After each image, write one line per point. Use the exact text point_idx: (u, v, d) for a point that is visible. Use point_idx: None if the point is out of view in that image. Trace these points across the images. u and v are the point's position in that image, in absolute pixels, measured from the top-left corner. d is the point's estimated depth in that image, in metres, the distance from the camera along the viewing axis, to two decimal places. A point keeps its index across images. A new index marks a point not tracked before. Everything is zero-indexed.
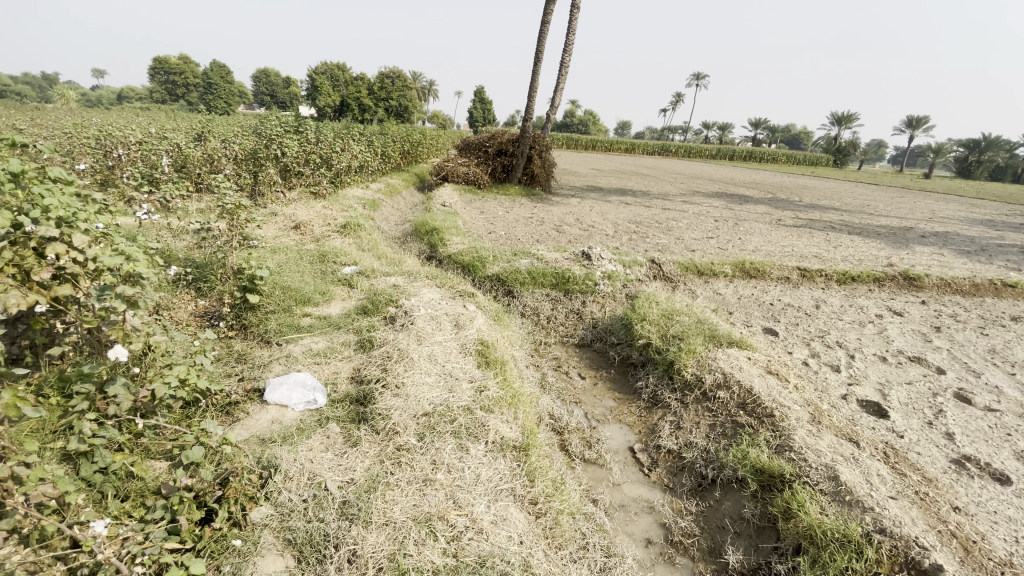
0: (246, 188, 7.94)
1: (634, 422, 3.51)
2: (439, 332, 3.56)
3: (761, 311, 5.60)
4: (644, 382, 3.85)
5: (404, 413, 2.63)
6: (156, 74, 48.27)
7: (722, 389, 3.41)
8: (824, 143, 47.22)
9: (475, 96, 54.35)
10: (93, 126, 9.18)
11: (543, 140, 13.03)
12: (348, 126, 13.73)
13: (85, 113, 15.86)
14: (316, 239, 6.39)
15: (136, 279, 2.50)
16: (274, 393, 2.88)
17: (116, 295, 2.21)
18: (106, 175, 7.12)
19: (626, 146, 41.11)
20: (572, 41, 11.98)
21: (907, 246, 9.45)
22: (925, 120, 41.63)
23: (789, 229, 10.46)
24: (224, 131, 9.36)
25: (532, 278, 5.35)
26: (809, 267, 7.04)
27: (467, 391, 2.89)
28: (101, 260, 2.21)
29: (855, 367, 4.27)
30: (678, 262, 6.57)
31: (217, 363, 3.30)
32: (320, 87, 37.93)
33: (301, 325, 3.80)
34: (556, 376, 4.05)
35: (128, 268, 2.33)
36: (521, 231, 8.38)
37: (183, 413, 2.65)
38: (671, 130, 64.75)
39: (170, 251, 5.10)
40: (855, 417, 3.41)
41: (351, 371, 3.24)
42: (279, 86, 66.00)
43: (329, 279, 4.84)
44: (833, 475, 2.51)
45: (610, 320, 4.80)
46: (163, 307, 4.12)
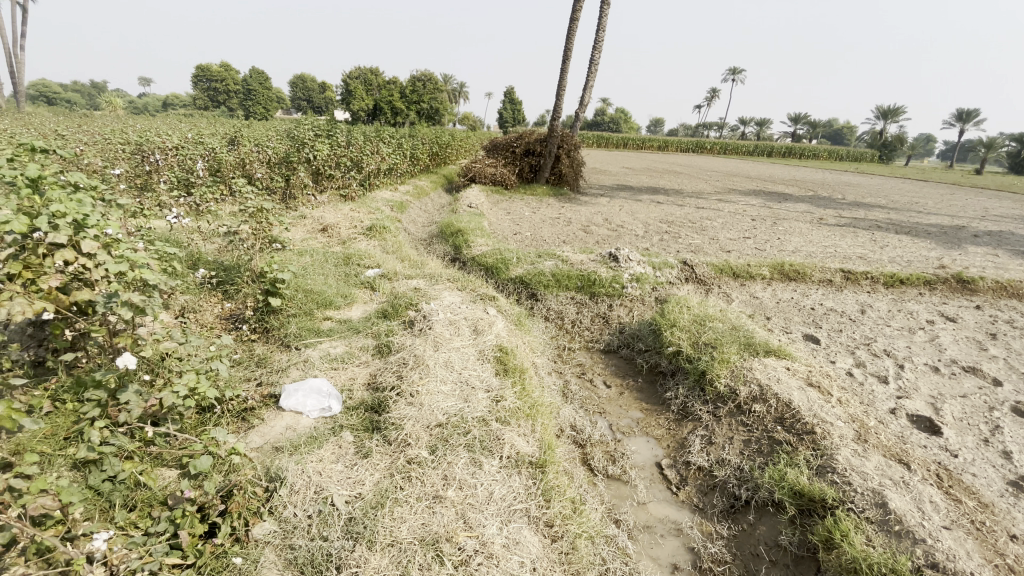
0: (277, 192, 8.09)
1: (662, 435, 3.32)
2: (457, 337, 3.46)
3: (800, 316, 5.28)
4: (673, 393, 3.65)
5: (417, 424, 2.53)
6: (200, 82, 50.30)
7: (758, 403, 3.19)
8: (869, 138, 45.06)
9: (505, 97, 54.40)
10: (136, 132, 9.58)
11: (572, 139, 12.83)
12: (379, 128, 13.90)
13: (135, 121, 16.59)
14: (342, 242, 6.42)
15: (146, 285, 2.46)
16: (289, 400, 2.85)
17: (124, 302, 2.17)
18: (145, 180, 7.38)
19: (659, 144, 40.33)
20: (602, 37, 11.75)
21: (959, 246, 8.83)
22: (978, 114, 39.22)
23: (830, 228, 9.94)
24: (257, 136, 9.59)
25: (556, 281, 5.21)
26: (852, 269, 6.63)
27: (484, 401, 2.78)
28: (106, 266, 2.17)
29: (904, 378, 3.93)
30: (712, 263, 6.28)
31: (237, 367, 3.30)
32: (354, 91, 38.87)
33: (321, 329, 3.77)
34: (579, 384, 3.90)
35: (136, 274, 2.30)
36: (547, 232, 8.23)
37: (199, 420, 2.65)
38: (704, 127, 63.17)
39: (200, 254, 5.20)
40: (904, 432, 3.11)
41: (367, 377, 3.17)
42: (315, 91, 67.80)
43: (352, 281, 4.82)
44: (881, 501, 2.27)
45: (638, 326, 4.61)
46: (190, 310, 4.19)
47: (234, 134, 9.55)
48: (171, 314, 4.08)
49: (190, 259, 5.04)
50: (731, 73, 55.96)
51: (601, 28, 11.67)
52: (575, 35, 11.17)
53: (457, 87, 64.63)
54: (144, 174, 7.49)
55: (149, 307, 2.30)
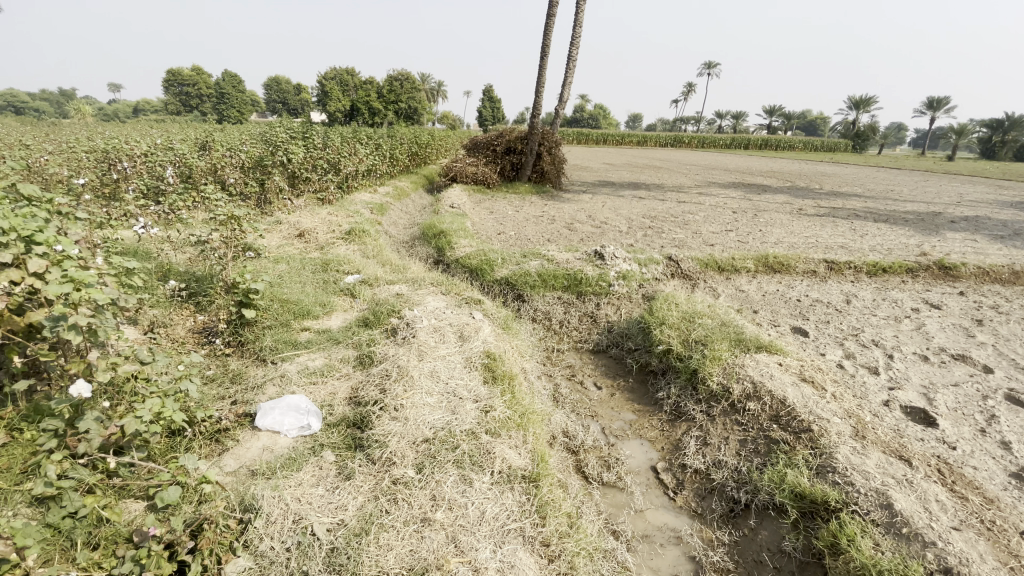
0: (252, 197, 7.83)
1: (656, 437, 3.24)
2: (443, 345, 3.33)
3: (788, 308, 5.26)
4: (665, 393, 3.57)
5: (402, 440, 2.40)
6: (170, 86, 49.03)
7: (752, 401, 3.13)
8: (842, 128, 46.01)
9: (483, 95, 54.16)
10: (101, 139, 9.23)
11: (553, 136, 12.74)
12: (356, 129, 13.62)
13: (102, 128, 16.05)
14: (320, 247, 6.22)
15: (99, 308, 2.24)
16: (265, 419, 2.70)
17: (72, 325, 1.95)
18: (113, 189, 7.07)
19: (638, 138, 40.50)
20: (579, 33, 11.68)
21: (937, 232, 8.97)
22: (946, 101, 40.30)
23: (811, 219, 10.03)
24: (229, 140, 9.28)
25: (542, 281, 5.09)
26: (836, 259, 6.65)
27: (472, 412, 2.66)
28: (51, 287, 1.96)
29: (895, 369, 3.93)
30: (697, 258, 6.24)
31: (210, 385, 3.13)
32: (330, 92, 38.33)
33: (298, 341, 3.60)
34: (570, 387, 3.79)
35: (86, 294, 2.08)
36: (531, 231, 8.13)
37: (168, 444, 2.49)
38: (683, 121, 63.68)
39: (170, 264, 4.97)
40: (899, 426, 3.08)
41: (349, 391, 3.02)
42: (290, 93, 66.71)
43: (331, 289, 4.65)
44: (886, 502, 2.21)
45: (626, 324, 4.53)
46: (160, 325, 3.98)
47: (205, 138, 9.23)
48: (139, 329, 3.87)
49: (159, 270, 4.80)
50: (707, 67, 56.57)
51: (578, 24, 11.59)
52: (553, 31, 11.07)
53: (435, 86, 64.16)
54: (111, 183, 7.18)
55: (102, 329, 2.09)
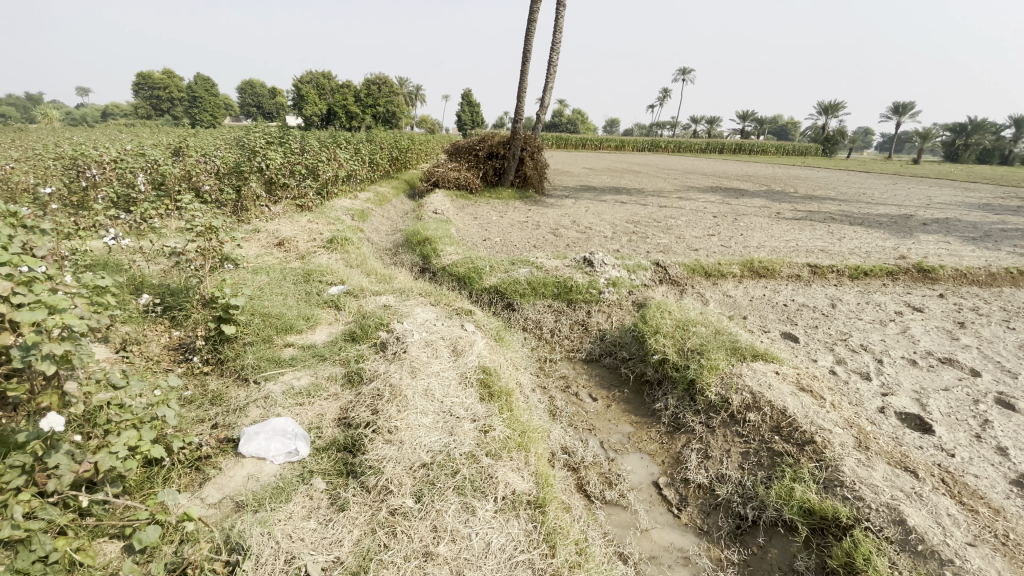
0: (228, 205, 7.57)
1: (656, 451, 3.16)
2: (436, 360, 3.21)
3: (776, 313, 5.27)
4: (662, 403, 3.51)
5: (398, 466, 2.28)
6: (140, 89, 47.68)
7: (753, 411, 3.09)
8: (813, 132, 47.29)
9: (462, 100, 54.08)
10: (66, 145, 8.82)
11: (535, 141, 12.70)
12: (335, 134, 13.36)
13: (68, 133, 15.55)
14: (301, 256, 6.03)
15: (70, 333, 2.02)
16: (249, 445, 2.54)
17: (45, 355, 1.75)
18: (80, 198, 6.76)
19: (618, 142, 40.90)
20: (559, 39, 11.69)
21: (911, 235, 9.20)
22: (911, 106, 41.83)
23: (790, 222, 10.20)
24: (203, 145, 8.98)
25: (532, 289, 5.00)
26: (819, 263, 6.73)
27: (471, 432, 2.54)
28: (20, 314, 1.75)
29: (886, 374, 3.95)
30: (685, 264, 6.23)
31: (189, 407, 2.96)
32: (306, 96, 37.75)
33: (282, 359, 3.43)
34: (565, 399, 3.70)
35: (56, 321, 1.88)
36: (517, 237, 8.05)
37: (144, 475, 2.32)
38: (659, 125, 64.58)
39: (143, 276, 4.72)
40: (897, 434, 3.09)
41: (338, 412, 2.87)
42: (265, 97, 65.50)
43: (314, 301, 4.47)
44: (899, 518, 2.22)
45: (619, 332, 4.46)
46: (133, 342, 3.77)
47: (178, 143, 8.90)
48: (110, 348, 3.64)
49: (131, 283, 4.56)
50: (682, 73, 57.65)
51: (558, 29, 11.60)
52: (534, 37, 11.06)
53: (413, 90, 63.88)
54: (79, 191, 6.85)
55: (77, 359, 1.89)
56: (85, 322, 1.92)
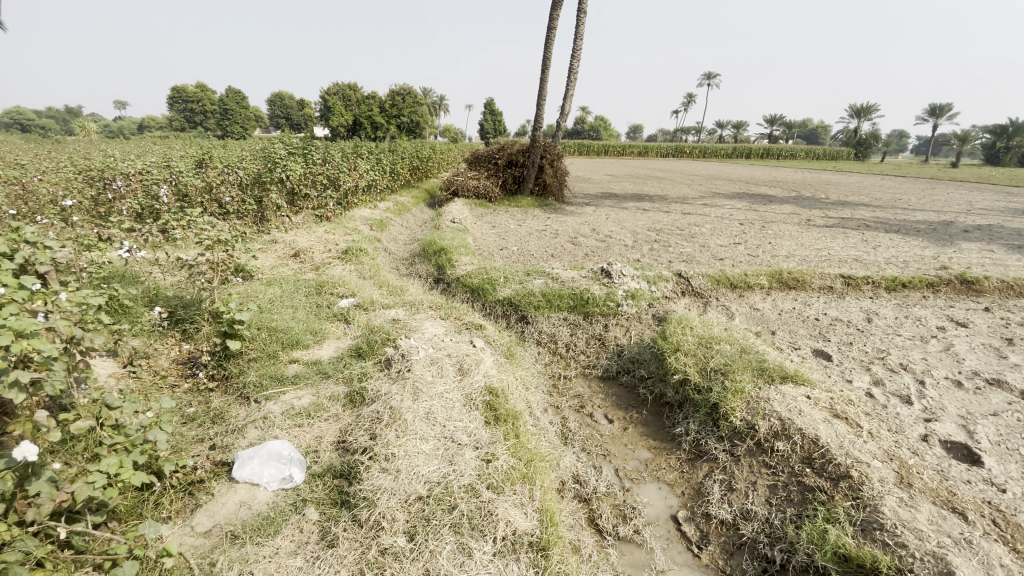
0: (248, 216, 7.64)
1: (675, 480, 2.94)
2: (440, 380, 3.06)
3: (806, 328, 4.96)
4: (683, 428, 3.28)
5: (392, 499, 2.14)
6: (176, 103, 49.53)
7: (781, 441, 2.86)
8: (844, 135, 45.93)
9: (485, 108, 54.49)
10: (98, 157, 9.08)
11: (555, 148, 12.55)
12: (357, 143, 13.48)
13: (105, 145, 16.23)
14: (316, 267, 5.99)
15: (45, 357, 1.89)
16: (242, 470, 2.42)
17: (12, 383, 1.62)
18: (107, 209, 6.90)
19: (640, 148, 40.56)
20: (580, 46, 11.55)
21: (952, 243, 8.70)
22: (948, 108, 40.24)
23: (821, 230, 9.78)
24: (227, 156, 9.12)
25: (547, 301, 4.83)
26: (853, 274, 6.36)
27: (472, 461, 2.39)
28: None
29: (928, 397, 3.64)
30: (709, 275, 5.95)
31: (189, 426, 2.88)
32: (332, 108, 38.55)
33: (285, 376, 3.33)
34: (578, 421, 3.50)
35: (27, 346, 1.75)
36: (534, 246, 7.89)
37: (134, 499, 2.21)
38: (683, 130, 63.63)
39: (158, 288, 4.73)
40: (942, 466, 2.81)
41: (337, 435, 2.75)
42: (294, 108, 67.29)
43: (324, 314, 4.40)
44: (947, 570, 1.98)
45: (637, 348, 4.24)
46: (142, 355, 3.74)
47: (202, 154, 9.07)
48: (118, 362, 3.61)
49: (146, 295, 4.56)
50: (706, 78, 56.88)
51: (579, 36, 11.48)
52: (554, 44, 10.95)
53: (437, 100, 64.69)
54: (106, 202, 7.00)
55: (48, 386, 1.76)
56: (58, 346, 1.78)
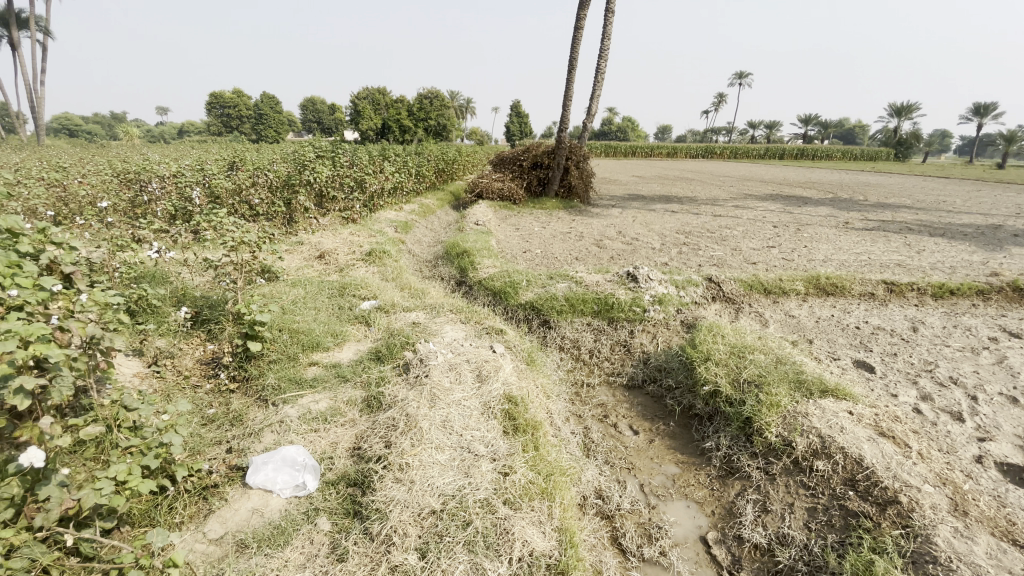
0: (277, 218, 7.75)
1: (704, 498, 2.78)
2: (458, 387, 2.97)
3: (846, 338, 4.69)
4: (713, 442, 3.11)
5: (404, 512, 2.06)
6: (213, 108, 51.24)
7: (821, 460, 2.67)
8: (882, 135, 44.16)
9: (511, 111, 54.57)
10: (136, 160, 9.38)
11: (581, 150, 12.38)
12: (384, 146, 13.58)
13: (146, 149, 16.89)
14: (340, 269, 6.00)
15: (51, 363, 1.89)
16: (255, 476, 2.38)
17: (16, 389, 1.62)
18: (142, 211, 7.10)
19: (669, 150, 39.88)
20: (607, 46, 11.37)
21: (1005, 247, 8.15)
22: (996, 106, 38.28)
23: (860, 233, 9.33)
24: (257, 158, 9.30)
25: (570, 306, 4.69)
26: (896, 280, 6.01)
27: (489, 474, 2.29)
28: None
29: (982, 414, 3.36)
30: (741, 280, 5.70)
31: (207, 428, 2.87)
32: (361, 112, 39.21)
33: (304, 379, 3.30)
34: (602, 431, 3.36)
35: (32, 352, 1.75)
36: (559, 249, 7.76)
37: (148, 503, 2.20)
38: (713, 131, 62.20)
39: (186, 289, 4.80)
40: (1000, 492, 2.57)
41: (352, 441, 2.70)
42: (325, 112, 68.77)
43: (345, 316, 4.37)
44: None
45: (664, 355, 4.07)
46: (167, 355, 3.77)
47: (234, 157, 9.27)
48: (144, 362, 3.65)
49: (174, 296, 4.63)
50: (738, 77, 55.63)
51: (606, 36, 11.30)
52: (581, 44, 10.80)
53: (464, 103, 65.24)
54: (141, 204, 7.20)
55: (53, 391, 1.75)
56: (63, 352, 1.78)
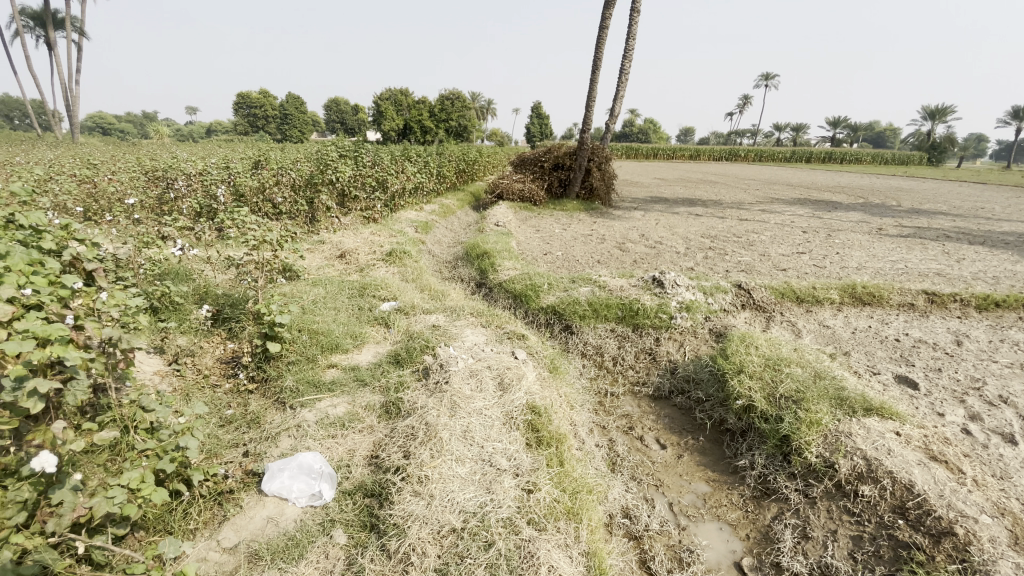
0: (299, 216, 7.77)
1: (738, 520, 2.62)
2: (479, 395, 2.87)
3: (885, 350, 4.44)
4: (747, 461, 2.94)
5: (423, 529, 1.97)
6: (240, 108, 52.29)
7: (867, 484, 2.50)
8: (914, 139, 42.84)
9: (532, 112, 54.53)
10: (165, 158, 9.54)
11: (603, 151, 12.20)
12: (406, 147, 13.59)
13: (176, 147, 17.29)
14: (360, 269, 5.96)
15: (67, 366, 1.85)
16: (272, 483, 2.31)
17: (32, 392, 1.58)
18: (168, 207, 7.17)
19: (692, 152, 39.33)
20: (632, 46, 11.18)
21: None
22: None
23: (895, 240, 8.96)
24: (281, 157, 9.36)
25: (593, 311, 4.55)
26: (937, 290, 5.71)
27: (511, 491, 2.18)
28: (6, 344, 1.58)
29: None
30: (772, 287, 5.47)
31: (225, 429, 2.82)
32: (383, 112, 39.57)
33: (323, 382, 3.23)
34: (627, 445, 3.22)
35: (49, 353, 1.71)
36: (580, 252, 7.61)
37: (162, 508, 2.13)
38: (737, 133, 61.20)
39: (208, 286, 4.79)
40: None
41: (370, 450, 2.61)
42: (348, 112, 69.63)
43: (364, 317, 4.31)
44: None
45: (692, 365, 3.91)
46: (188, 353, 3.75)
47: (259, 156, 9.35)
48: (165, 360, 3.64)
49: (196, 293, 4.63)
50: (764, 79, 54.50)
51: (631, 36, 11.11)
52: (605, 44, 10.63)
53: (485, 104, 65.39)
54: (168, 201, 7.29)
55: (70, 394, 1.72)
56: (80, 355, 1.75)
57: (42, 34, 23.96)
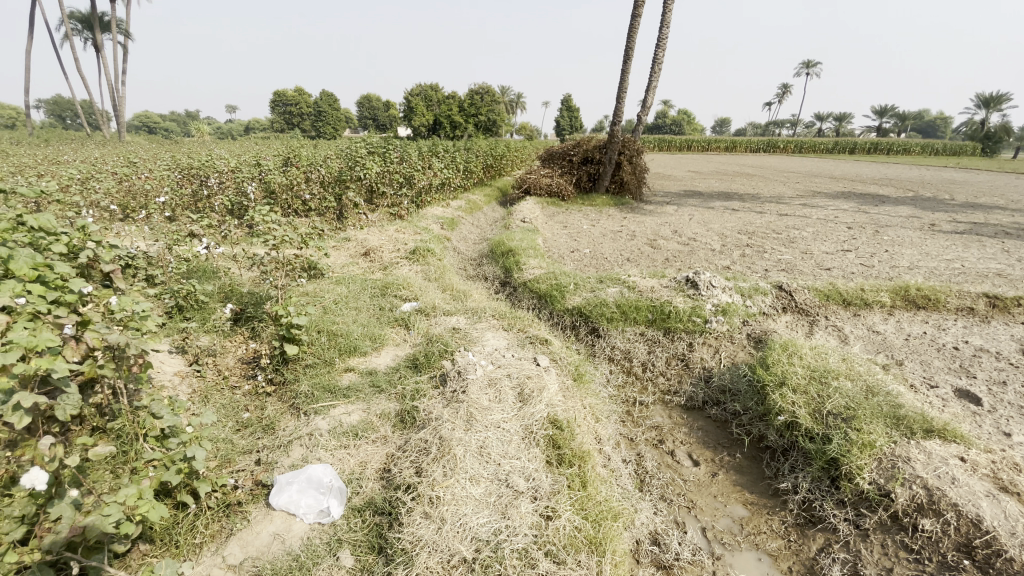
0: (326, 213, 7.78)
1: (779, 551, 2.38)
2: (498, 406, 2.71)
3: (942, 360, 4.05)
4: (789, 484, 2.70)
5: (432, 557, 1.83)
6: (276, 106, 53.58)
7: (927, 518, 2.23)
8: (967, 128, 40.27)
9: (562, 105, 53.88)
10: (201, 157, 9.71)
11: (634, 144, 11.81)
12: (435, 142, 13.50)
13: (214, 144, 17.78)
14: (384, 267, 5.89)
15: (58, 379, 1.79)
16: (279, 497, 2.22)
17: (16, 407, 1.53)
18: (201, 205, 7.27)
19: (727, 144, 38.07)
20: (665, 35, 10.74)
21: None
22: None
23: (950, 236, 8.32)
24: (310, 154, 9.43)
25: (621, 313, 4.33)
26: (1001, 293, 5.21)
27: (529, 517, 2.02)
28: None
29: None
30: (816, 289, 5.10)
31: (240, 435, 2.76)
32: (414, 108, 39.79)
33: (339, 388, 3.14)
34: (657, 460, 3.01)
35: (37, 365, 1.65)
36: (609, 249, 7.35)
37: (168, 520, 2.06)
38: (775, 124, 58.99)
39: (233, 284, 4.79)
40: None
41: (382, 464, 2.50)
42: (380, 109, 70.49)
43: (384, 318, 4.21)
44: None
45: (729, 374, 3.64)
46: (209, 353, 3.73)
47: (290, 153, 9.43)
48: (187, 360, 3.62)
49: (222, 291, 4.62)
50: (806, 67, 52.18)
51: (665, 25, 10.69)
52: (637, 33, 10.25)
53: (515, 97, 65.03)
54: (201, 198, 7.39)
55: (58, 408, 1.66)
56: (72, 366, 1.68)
57: (89, 37, 25.02)
